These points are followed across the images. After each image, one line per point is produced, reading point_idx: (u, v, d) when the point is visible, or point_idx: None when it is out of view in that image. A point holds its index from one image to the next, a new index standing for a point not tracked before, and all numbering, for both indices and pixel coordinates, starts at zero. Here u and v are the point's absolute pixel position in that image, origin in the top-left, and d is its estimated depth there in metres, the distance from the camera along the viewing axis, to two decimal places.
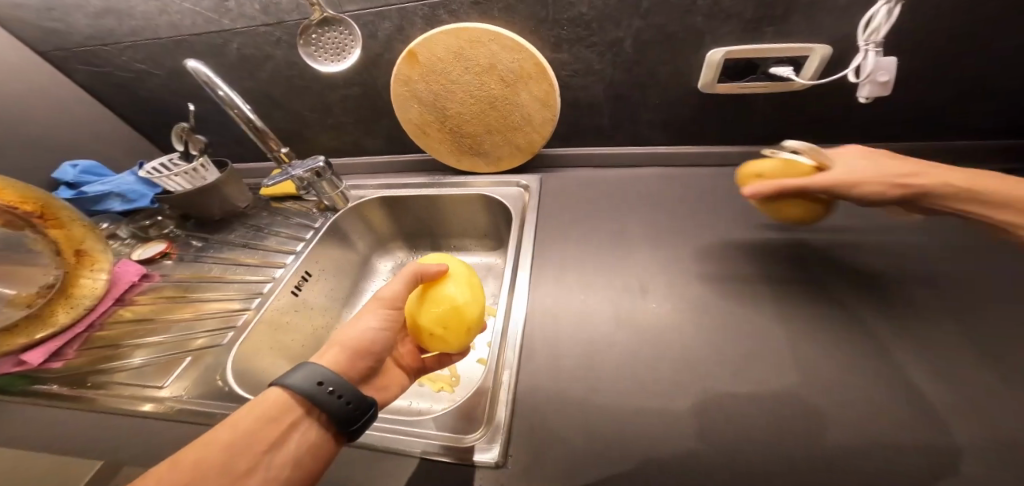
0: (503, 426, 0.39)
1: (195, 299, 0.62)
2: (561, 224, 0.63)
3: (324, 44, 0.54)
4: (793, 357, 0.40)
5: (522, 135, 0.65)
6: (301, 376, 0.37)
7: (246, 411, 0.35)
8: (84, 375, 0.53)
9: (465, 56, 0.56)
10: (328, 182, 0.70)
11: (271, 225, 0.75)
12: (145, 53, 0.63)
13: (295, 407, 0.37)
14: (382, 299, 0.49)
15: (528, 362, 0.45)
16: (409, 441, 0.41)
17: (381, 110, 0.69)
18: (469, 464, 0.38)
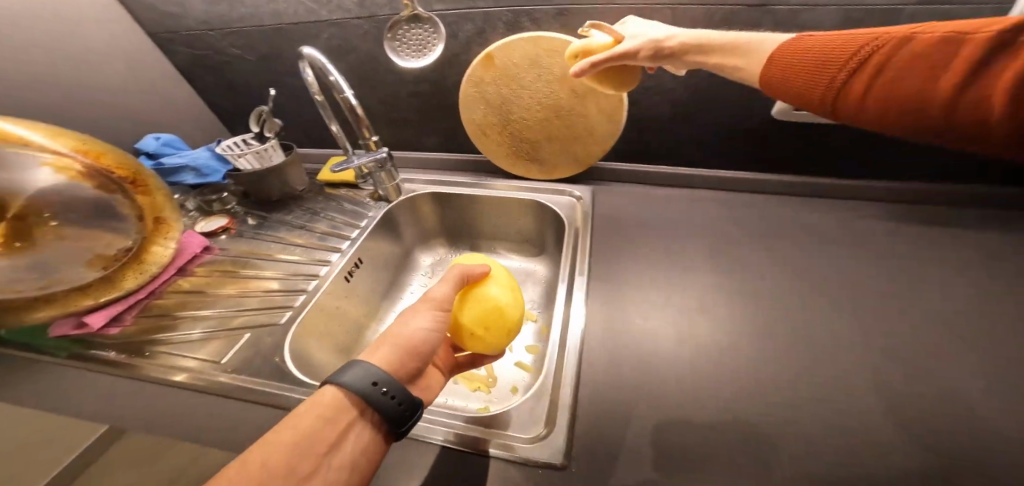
0: (562, 430, 0.40)
1: (246, 276, 0.64)
2: (616, 238, 0.63)
3: (408, 40, 0.57)
4: (865, 392, 0.39)
5: (581, 146, 0.66)
6: (354, 374, 0.35)
7: (302, 412, 0.33)
8: (141, 343, 0.54)
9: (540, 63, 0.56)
10: (387, 174, 0.71)
11: (325, 210, 0.76)
12: (241, 38, 0.67)
13: (349, 409, 0.34)
14: (433, 298, 0.44)
15: (587, 372, 0.45)
16: (471, 436, 0.41)
17: (447, 109, 0.70)
18: (534, 465, 0.38)
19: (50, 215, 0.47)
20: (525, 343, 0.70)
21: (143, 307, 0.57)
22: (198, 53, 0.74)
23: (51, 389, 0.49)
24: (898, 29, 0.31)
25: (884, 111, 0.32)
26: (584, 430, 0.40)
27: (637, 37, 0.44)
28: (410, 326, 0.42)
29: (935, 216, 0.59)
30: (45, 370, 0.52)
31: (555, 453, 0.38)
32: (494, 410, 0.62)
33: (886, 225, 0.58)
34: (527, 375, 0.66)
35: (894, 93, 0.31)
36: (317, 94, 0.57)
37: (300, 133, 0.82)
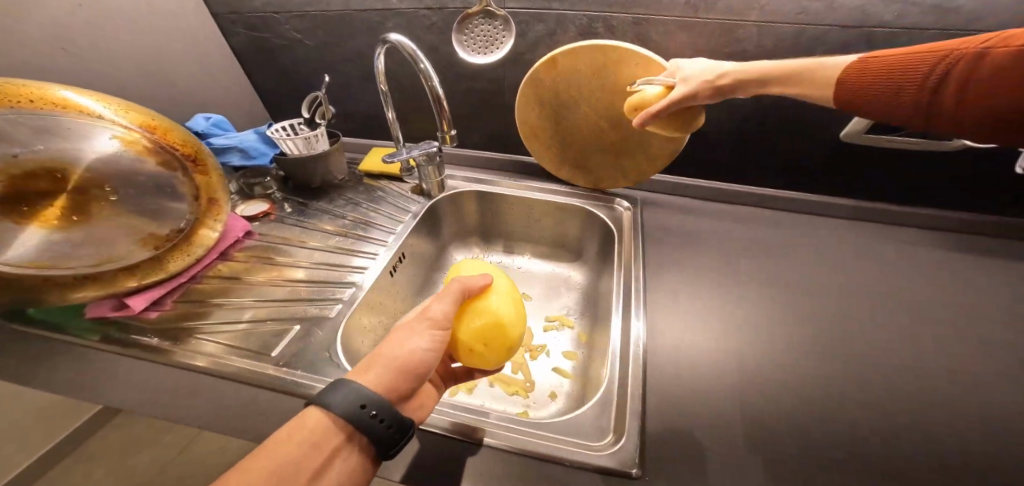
0: (632, 444, 0.38)
1: (285, 264, 0.61)
2: (667, 252, 0.62)
3: (476, 36, 0.56)
4: (933, 427, 0.39)
5: (633, 162, 0.64)
6: (340, 394, 0.31)
7: (280, 438, 0.29)
8: (184, 331, 0.50)
9: (603, 73, 0.54)
10: (434, 168, 0.69)
11: (366, 200, 0.73)
12: (305, 23, 0.67)
13: (334, 434, 0.31)
14: (434, 313, 0.40)
15: (651, 387, 0.44)
16: (537, 444, 0.39)
17: (501, 108, 0.70)
18: (608, 473, 0.37)
19: (110, 189, 0.46)
20: (562, 349, 0.67)
21: (183, 291, 0.55)
22: (254, 36, 0.74)
23: (83, 374, 0.46)
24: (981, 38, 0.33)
25: (975, 114, 0.34)
26: (656, 441, 0.39)
27: (691, 79, 0.42)
28: (407, 344, 0.37)
29: (993, 250, 0.59)
30: (78, 354, 0.48)
31: (621, 463, 0.37)
32: (535, 416, 0.59)
33: (946, 258, 0.58)
34: (567, 382, 0.63)
35: (984, 101, 0.33)
36: (382, 84, 0.56)
37: (343, 121, 0.82)
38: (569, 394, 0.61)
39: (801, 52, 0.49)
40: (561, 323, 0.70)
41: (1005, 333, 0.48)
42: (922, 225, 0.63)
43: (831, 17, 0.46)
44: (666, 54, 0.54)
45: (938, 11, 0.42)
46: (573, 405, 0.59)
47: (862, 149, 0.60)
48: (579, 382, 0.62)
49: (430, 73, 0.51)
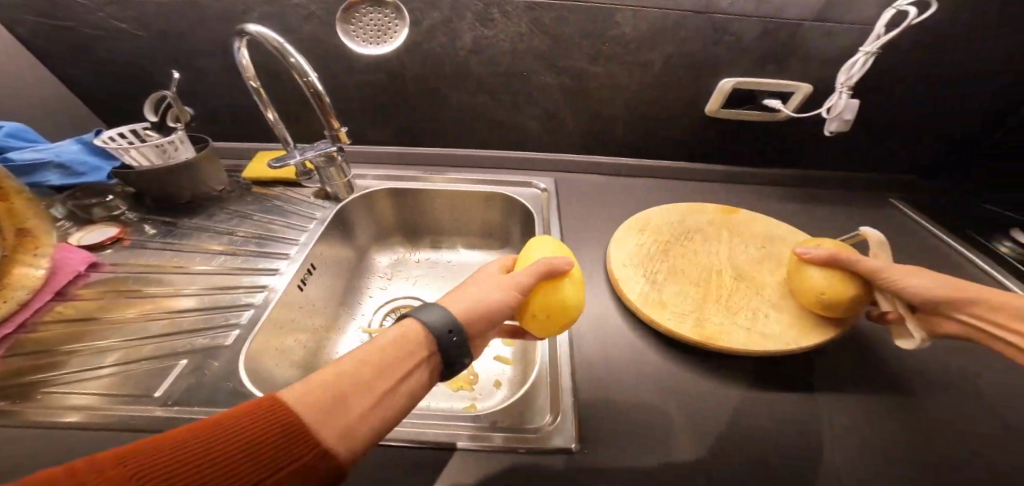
0: (570, 412, 0.39)
1: (166, 294, 0.49)
2: (583, 226, 0.65)
3: (365, 25, 0.54)
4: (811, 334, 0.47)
5: (717, 316, 0.47)
6: (431, 312, 0.30)
7: (388, 333, 0.29)
8: (36, 383, 0.39)
9: (769, 259, 0.55)
10: (337, 170, 0.60)
11: (259, 211, 0.62)
12: (143, 7, 0.55)
13: (422, 347, 0.29)
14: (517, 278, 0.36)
15: (583, 360, 0.45)
16: (475, 433, 0.38)
17: (402, 101, 0.65)
18: (546, 451, 0.36)
19: None
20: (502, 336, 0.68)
21: (11, 343, 0.42)
22: (63, 26, 0.58)
23: None
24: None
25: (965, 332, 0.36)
26: (590, 409, 0.40)
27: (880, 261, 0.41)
28: (484, 292, 0.34)
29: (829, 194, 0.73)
30: None
31: (563, 438, 0.37)
32: (483, 407, 0.58)
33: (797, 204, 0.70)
34: (509, 368, 0.63)
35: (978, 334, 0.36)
36: (252, 81, 0.48)
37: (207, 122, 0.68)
38: (512, 379, 0.61)
39: (668, 34, 0.56)
40: None
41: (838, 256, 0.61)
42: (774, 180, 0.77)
43: (687, 4, 0.53)
44: (561, 39, 0.58)
45: (759, 2, 0.52)
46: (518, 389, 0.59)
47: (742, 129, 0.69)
48: (521, 365, 0.62)
49: (305, 68, 0.46)
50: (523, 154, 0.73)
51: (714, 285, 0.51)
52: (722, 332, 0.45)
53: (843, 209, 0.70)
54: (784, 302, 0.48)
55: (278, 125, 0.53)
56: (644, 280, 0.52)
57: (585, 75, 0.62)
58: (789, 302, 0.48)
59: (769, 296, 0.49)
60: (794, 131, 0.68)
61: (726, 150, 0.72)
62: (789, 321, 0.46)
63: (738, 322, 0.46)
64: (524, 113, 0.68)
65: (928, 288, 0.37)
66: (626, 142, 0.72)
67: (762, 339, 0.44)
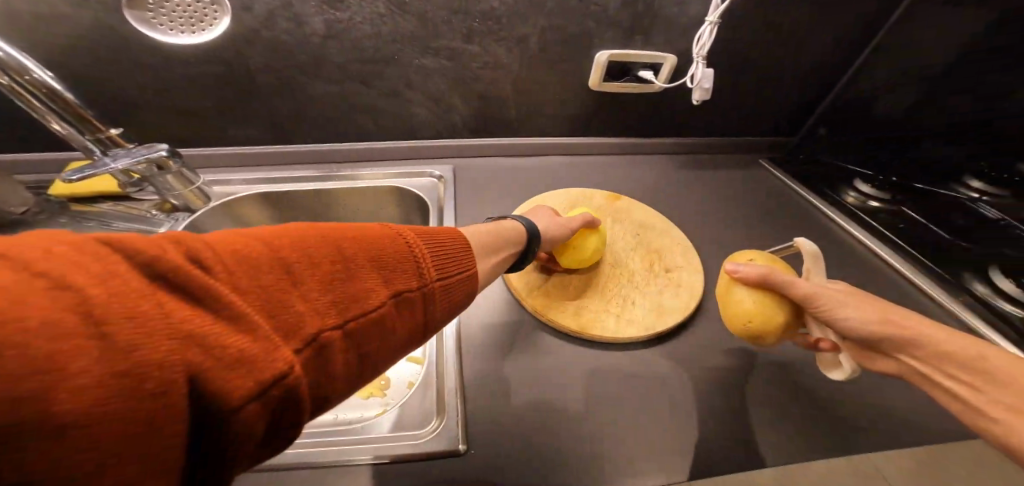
0: (454, 414, 0.39)
1: None
2: (478, 213, 0.63)
3: (174, 13, 0.46)
4: (685, 294, 0.50)
5: (590, 303, 0.49)
6: (527, 221, 0.44)
7: (500, 224, 0.41)
8: None
9: (645, 242, 0.56)
10: (176, 177, 0.51)
11: (74, 233, 0.49)
12: None
13: (519, 237, 0.42)
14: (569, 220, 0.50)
15: (470, 357, 0.44)
16: (352, 451, 0.37)
17: (258, 96, 0.58)
18: (427, 458, 0.37)
19: None
20: None
21: None
22: None
23: None
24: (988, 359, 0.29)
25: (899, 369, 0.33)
26: (477, 408, 0.41)
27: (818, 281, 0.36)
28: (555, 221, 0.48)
29: (712, 159, 0.78)
30: None
31: (446, 443, 0.37)
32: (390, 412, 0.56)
33: (679, 172, 0.74)
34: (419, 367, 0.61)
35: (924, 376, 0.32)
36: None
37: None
38: None
39: (534, 5, 0.55)
40: None
41: (714, 217, 0.66)
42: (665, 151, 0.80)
43: None
44: (426, 17, 0.54)
45: None
46: None
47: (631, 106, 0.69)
48: None
49: (21, 63, 0.37)
50: (413, 142, 0.69)
51: (592, 271, 0.52)
52: (588, 322, 0.46)
53: (720, 173, 0.76)
54: (648, 286, 0.51)
55: (72, 137, 0.44)
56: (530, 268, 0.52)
57: (460, 54, 0.59)
58: (657, 285, 0.50)
59: (637, 279, 0.51)
60: (673, 102, 0.70)
61: (615, 125, 0.73)
62: (654, 305, 0.48)
63: (607, 309, 0.48)
64: (404, 98, 0.63)
65: (864, 324, 0.33)
66: (517, 122, 0.70)
67: (621, 327, 0.46)
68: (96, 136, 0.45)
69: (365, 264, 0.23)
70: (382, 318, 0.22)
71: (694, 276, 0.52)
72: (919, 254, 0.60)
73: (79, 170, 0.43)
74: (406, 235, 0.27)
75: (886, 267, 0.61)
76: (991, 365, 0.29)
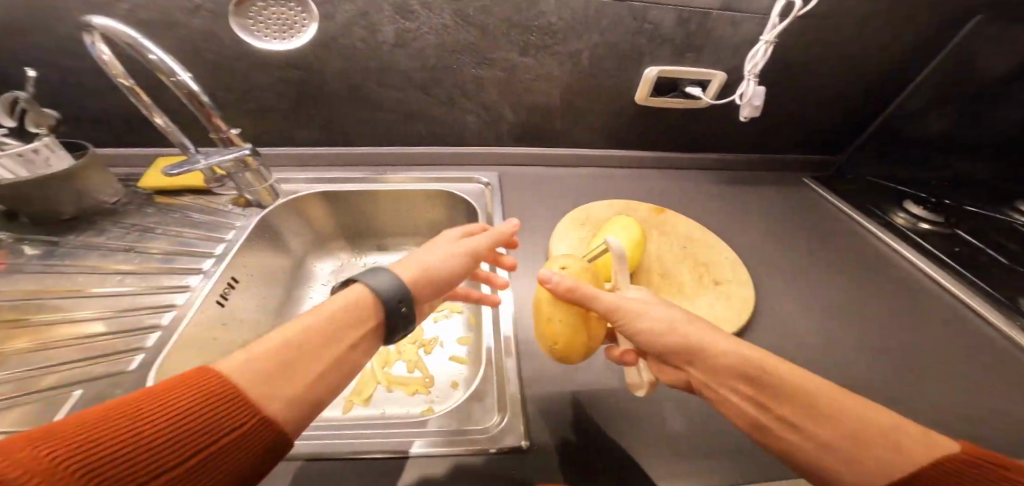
0: (517, 409, 0.40)
1: (63, 320, 0.44)
2: (524, 218, 0.65)
3: (270, 20, 0.51)
4: (735, 306, 0.51)
5: None
6: (384, 278, 0.33)
7: (334, 303, 0.31)
8: None
9: (692, 254, 0.58)
10: (254, 175, 0.56)
11: (163, 223, 0.55)
12: None
13: (375, 314, 0.32)
14: (471, 245, 0.41)
15: (529, 354, 0.46)
16: (422, 440, 0.38)
17: (325, 99, 0.61)
18: (493, 451, 0.37)
19: None
20: (455, 337, 0.68)
21: None
22: None
23: None
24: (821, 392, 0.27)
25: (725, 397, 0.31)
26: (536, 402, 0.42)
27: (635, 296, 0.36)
28: (440, 257, 0.38)
29: (751, 175, 0.79)
30: None
31: (510, 437, 0.38)
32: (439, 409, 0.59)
33: (719, 186, 0.75)
34: (464, 368, 0.64)
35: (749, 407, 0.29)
36: (122, 78, 0.41)
37: (84, 128, 0.58)
38: (468, 379, 0.62)
39: (591, 22, 0.57)
40: (451, 311, 0.72)
41: (756, 233, 0.67)
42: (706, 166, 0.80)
43: None
44: (487, 29, 0.57)
45: None
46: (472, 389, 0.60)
47: (676, 119, 0.71)
48: (476, 365, 0.63)
49: (168, 65, 0.41)
50: (462, 148, 0.72)
51: (642, 280, 0.54)
52: None
53: (760, 190, 0.76)
54: (698, 297, 0.52)
55: (172, 132, 0.47)
56: None
57: (515, 66, 0.62)
58: (707, 296, 0.52)
59: (687, 290, 0.52)
60: (717, 117, 0.72)
61: (657, 138, 0.74)
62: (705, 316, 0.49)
63: None
64: (458, 106, 0.66)
65: (655, 333, 0.33)
66: (563, 132, 0.73)
67: None
68: (220, 134, 0.51)
69: (188, 416, 0.22)
70: (210, 467, 0.22)
71: (742, 289, 0.53)
72: (972, 276, 0.59)
73: (178, 165, 0.48)
74: (166, 396, 0.22)
75: (935, 286, 0.60)
76: (830, 405, 0.27)
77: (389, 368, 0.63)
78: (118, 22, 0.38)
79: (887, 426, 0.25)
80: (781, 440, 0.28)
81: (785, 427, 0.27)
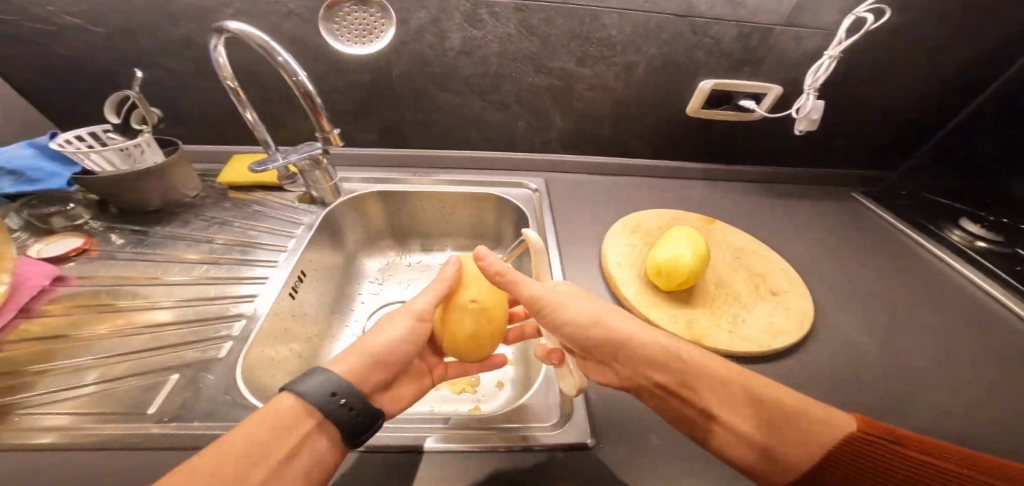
0: (583, 409, 0.40)
1: (140, 307, 0.47)
2: (573, 221, 0.66)
3: (353, 24, 0.54)
4: (794, 318, 0.50)
5: (703, 320, 0.49)
6: (312, 382, 0.33)
7: (252, 420, 0.30)
8: (3, 409, 0.36)
9: (746, 266, 0.58)
10: (322, 173, 0.60)
11: (239, 218, 0.60)
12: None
13: (308, 417, 0.32)
14: (415, 309, 0.40)
15: None
16: (489, 434, 0.38)
17: (389, 102, 0.64)
18: (560, 449, 0.37)
19: None
20: None
21: None
22: (10, 22, 0.52)
23: None
24: (728, 378, 0.35)
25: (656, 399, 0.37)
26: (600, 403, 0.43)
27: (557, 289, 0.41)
28: (387, 333, 0.39)
29: (795, 189, 0.80)
30: None
31: (577, 435, 0.38)
32: (486, 408, 0.60)
33: (763, 200, 0.76)
34: (510, 369, 0.65)
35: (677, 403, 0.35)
36: (229, 80, 0.46)
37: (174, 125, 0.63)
38: (515, 380, 0.63)
39: (650, 35, 0.58)
40: None
41: (805, 247, 0.66)
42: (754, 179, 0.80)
43: (668, 7, 0.55)
44: (548, 40, 0.59)
45: (733, 6, 0.55)
46: (519, 390, 0.61)
47: (725, 130, 0.72)
48: (522, 366, 0.64)
49: (292, 67, 0.44)
50: (511, 154, 0.74)
51: (697, 289, 0.54)
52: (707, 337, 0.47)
53: (806, 205, 0.76)
54: (756, 308, 0.51)
55: (257, 127, 0.51)
56: (637, 280, 0.54)
57: (571, 75, 0.63)
58: (765, 305, 0.52)
59: (744, 300, 0.52)
60: (766, 130, 0.73)
61: (705, 148, 0.75)
62: (765, 324, 0.49)
63: (721, 325, 0.49)
64: (512, 112, 0.68)
65: (576, 319, 0.39)
66: (612, 142, 0.74)
67: (736, 341, 0.47)
68: (321, 134, 0.50)
69: None
70: None
71: (801, 300, 0.53)
72: None
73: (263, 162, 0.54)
74: None
75: (1004, 309, 0.57)
76: (734, 386, 0.34)
77: None
78: (249, 25, 0.42)
79: (795, 410, 0.32)
80: (700, 427, 0.34)
81: (733, 430, 0.33)
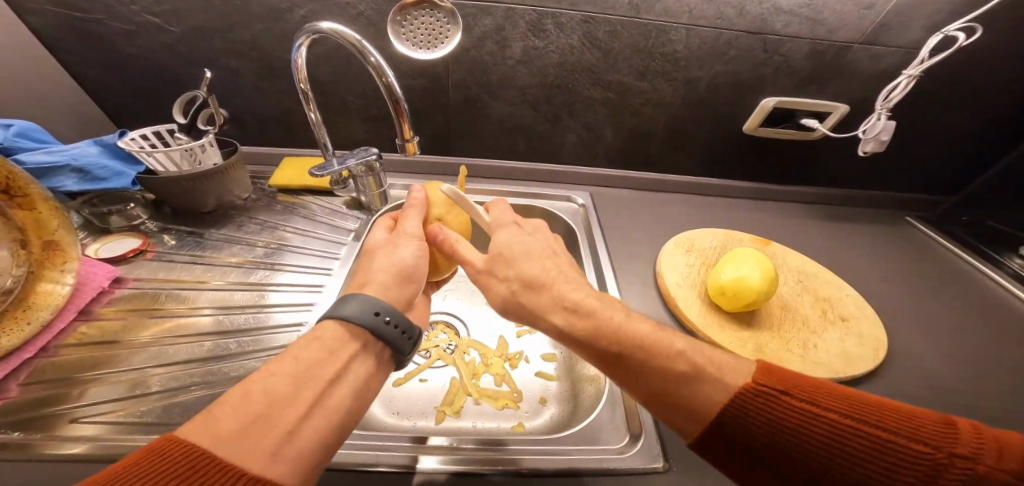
0: (654, 434, 0.40)
1: (185, 312, 0.46)
2: (624, 235, 0.64)
3: (416, 28, 0.50)
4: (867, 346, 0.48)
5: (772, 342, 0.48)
6: (353, 304, 0.32)
7: (301, 344, 0.30)
8: (64, 414, 0.36)
9: (809, 290, 0.55)
10: (374, 179, 0.59)
11: (289, 222, 0.60)
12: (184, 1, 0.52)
13: (351, 340, 0.31)
14: (409, 229, 0.41)
15: None
16: (566, 456, 0.38)
17: (443, 109, 0.64)
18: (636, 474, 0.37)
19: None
20: (541, 352, 0.64)
21: (33, 368, 0.39)
22: (91, 20, 0.54)
23: None
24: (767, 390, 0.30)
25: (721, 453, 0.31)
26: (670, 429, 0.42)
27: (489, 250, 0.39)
28: (396, 254, 0.38)
29: (848, 211, 0.77)
30: None
31: (651, 459, 0.38)
32: (531, 426, 0.54)
33: (814, 221, 0.73)
34: (553, 384, 0.60)
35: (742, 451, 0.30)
36: (302, 82, 0.47)
37: None
38: (560, 396, 0.58)
39: (716, 50, 0.57)
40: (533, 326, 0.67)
41: (865, 272, 0.64)
42: (803, 200, 0.77)
43: (740, 24, 0.54)
44: (611, 52, 0.58)
45: (809, 22, 0.53)
46: (566, 407, 0.56)
47: (778, 147, 0.70)
48: (567, 381, 0.59)
49: (382, 68, 0.44)
50: (557, 166, 0.72)
51: (763, 315, 0.52)
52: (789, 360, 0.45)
53: (858, 227, 0.74)
54: (824, 334, 0.49)
55: (319, 127, 0.52)
56: (699, 300, 0.52)
57: (629, 89, 0.62)
58: (834, 332, 0.49)
59: (809, 325, 0.50)
60: (823, 150, 0.71)
61: (757, 166, 0.73)
62: (837, 350, 0.47)
63: (791, 352, 0.47)
64: (562, 124, 0.67)
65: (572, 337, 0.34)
66: (659, 159, 0.72)
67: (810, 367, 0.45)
68: (399, 140, 0.50)
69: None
70: None
71: (873, 327, 0.51)
72: None
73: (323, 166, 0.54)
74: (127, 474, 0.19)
75: None
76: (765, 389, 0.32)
77: (475, 379, 0.58)
78: (340, 25, 0.43)
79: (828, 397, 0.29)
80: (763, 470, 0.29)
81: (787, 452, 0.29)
